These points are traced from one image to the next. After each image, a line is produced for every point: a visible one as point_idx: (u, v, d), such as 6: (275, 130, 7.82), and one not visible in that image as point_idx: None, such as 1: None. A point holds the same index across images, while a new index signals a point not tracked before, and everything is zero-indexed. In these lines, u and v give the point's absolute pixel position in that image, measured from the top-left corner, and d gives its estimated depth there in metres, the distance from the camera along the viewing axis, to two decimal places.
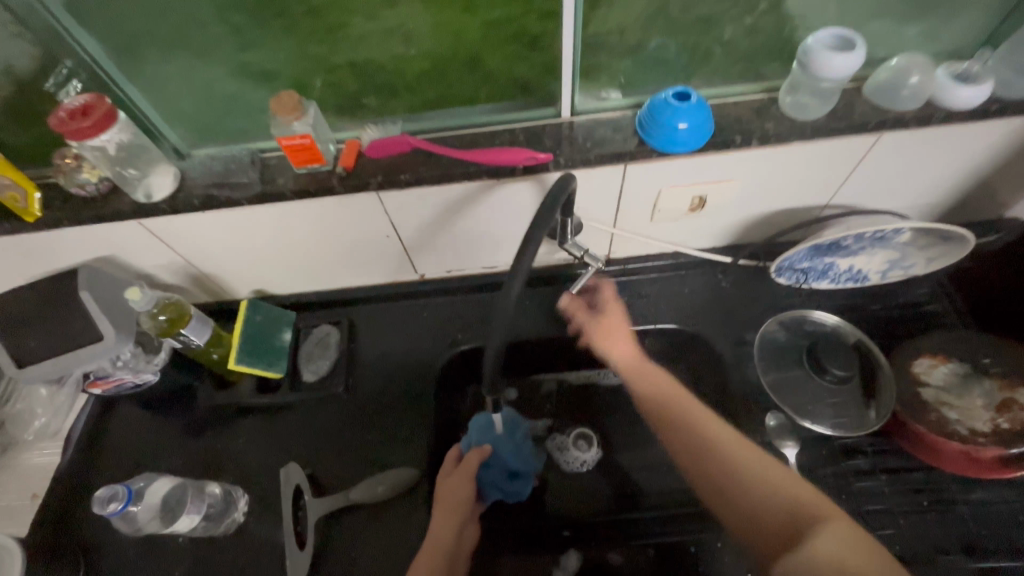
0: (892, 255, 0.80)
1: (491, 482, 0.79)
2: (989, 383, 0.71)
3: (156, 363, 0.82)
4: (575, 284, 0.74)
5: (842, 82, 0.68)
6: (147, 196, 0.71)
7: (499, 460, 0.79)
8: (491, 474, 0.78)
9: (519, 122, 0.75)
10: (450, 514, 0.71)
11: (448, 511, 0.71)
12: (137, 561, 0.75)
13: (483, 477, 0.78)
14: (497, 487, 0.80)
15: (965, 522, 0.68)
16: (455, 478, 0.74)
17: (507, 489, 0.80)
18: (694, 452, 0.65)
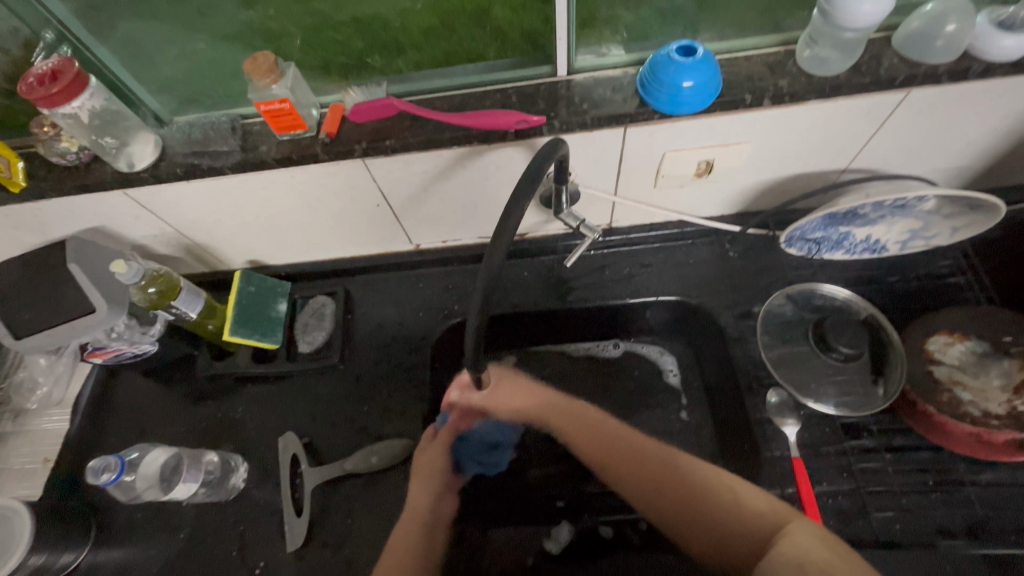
0: (913, 225, 0.75)
1: (468, 455, 0.82)
2: (1009, 364, 0.67)
3: (152, 333, 0.82)
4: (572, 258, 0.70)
5: (870, 31, 0.61)
6: (130, 165, 0.70)
7: (474, 434, 0.83)
8: (469, 448, 0.82)
9: (513, 82, 0.71)
10: (426, 482, 0.75)
11: (425, 480, 0.75)
12: (144, 522, 0.78)
13: (460, 453, 0.81)
14: (474, 459, 0.83)
15: (972, 503, 0.65)
16: (432, 449, 0.77)
17: (484, 459, 0.84)
18: (654, 480, 0.69)
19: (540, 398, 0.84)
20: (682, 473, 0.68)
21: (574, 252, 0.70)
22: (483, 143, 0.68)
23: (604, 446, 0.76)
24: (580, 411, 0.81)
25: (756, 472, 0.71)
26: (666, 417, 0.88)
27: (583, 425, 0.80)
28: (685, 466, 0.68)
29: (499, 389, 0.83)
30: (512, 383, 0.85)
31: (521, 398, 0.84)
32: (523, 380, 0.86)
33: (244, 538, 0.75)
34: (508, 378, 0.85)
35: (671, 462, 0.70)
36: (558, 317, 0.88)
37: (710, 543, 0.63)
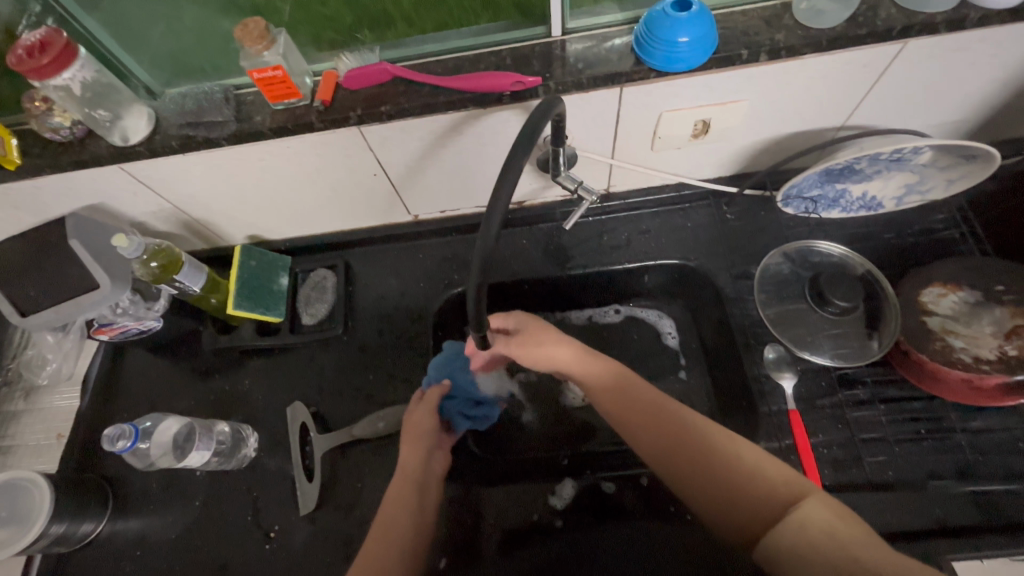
0: (909, 179, 0.75)
1: (457, 412, 0.81)
2: (1000, 311, 0.68)
3: (156, 309, 0.83)
4: (568, 222, 0.66)
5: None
6: (124, 139, 0.69)
7: (460, 391, 0.81)
8: (457, 405, 0.80)
9: (506, 43, 0.70)
10: (415, 442, 0.74)
11: (412, 440, 0.74)
12: (160, 492, 0.80)
13: (447, 411, 0.80)
14: (464, 415, 0.81)
15: (962, 449, 0.67)
16: (420, 409, 0.77)
17: (475, 416, 0.83)
18: (666, 438, 0.64)
19: (563, 351, 0.74)
20: (692, 433, 0.64)
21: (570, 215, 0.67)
22: (479, 107, 0.67)
23: (626, 398, 0.69)
24: (605, 367, 0.73)
25: (753, 426, 0.73)
26: (666, 379, 0.89)
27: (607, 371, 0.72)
28: (704, 425, 0.64)
29: (513, 344, 0.74)
30: (529, 336, 0.75)
31: (541, 358, 0.74)
32: (543, 331, 0.75)
33: (257, 504, 0.78)
34: (530, 327, 0.77)
35: (682, 418, 0.66)
36: (559, 284, 0.90)
37: (715, 506, 0.59)
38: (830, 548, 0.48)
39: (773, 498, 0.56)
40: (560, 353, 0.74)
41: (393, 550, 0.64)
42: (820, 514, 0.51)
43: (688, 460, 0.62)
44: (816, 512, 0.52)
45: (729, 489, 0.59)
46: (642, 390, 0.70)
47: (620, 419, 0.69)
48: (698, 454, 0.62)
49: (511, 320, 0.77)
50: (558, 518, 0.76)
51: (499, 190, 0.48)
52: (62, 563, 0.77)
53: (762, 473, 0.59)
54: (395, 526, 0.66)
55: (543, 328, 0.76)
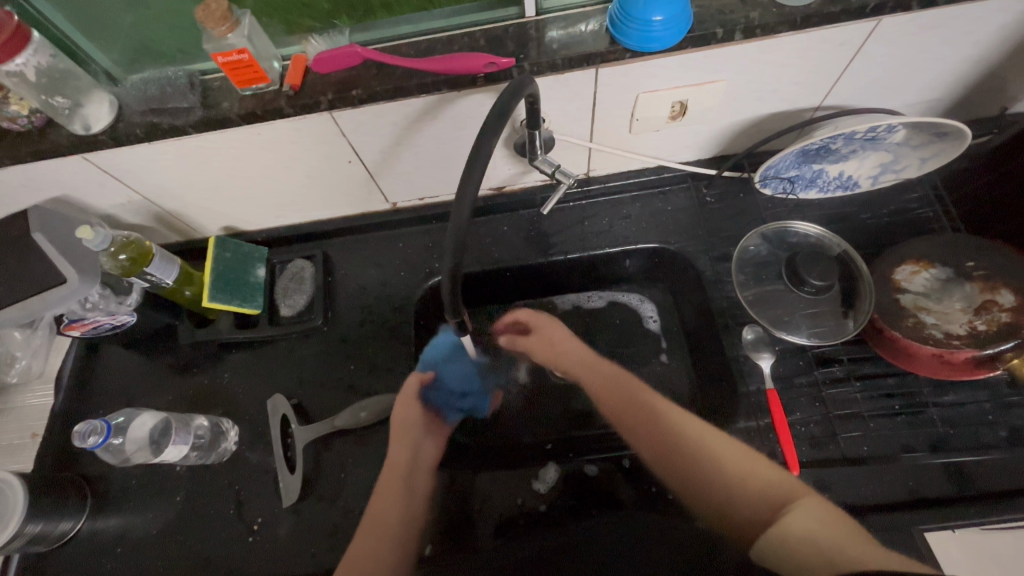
0: (883, 159, 0.76)
1: (445, 403, 0.82)
2: (970, 287, 0.68)
3: (129, 304, 0.81)
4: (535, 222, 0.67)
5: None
6: (85, 128, 0.67)
7: (447, 383, 0.81)
8: (444, 396, 0.81)
9: (480, 24, 0.68)
10: (400, 436, 0.74)
11: (400, 433, 0.75)
12: (140, 487, 0.79)
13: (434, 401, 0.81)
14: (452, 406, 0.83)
15: (935, 423, 0.69)
16: (404, 403, 0.76)
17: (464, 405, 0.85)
18: (659, 440, 0.67)
19: (574, 350, 0.82)
20: (689, 437, 0.66)
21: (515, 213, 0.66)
22: (452, 90, 0.66)
23: (619, 403, 0.73)
24: (601, 371, 0.78)
25: (732, 406, 0.74)
26: (647, 363, 0.89)
27: (602, 377, 0.77)
28: (691, 429, 0.67)
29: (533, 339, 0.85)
30: (546, 333, 0.84)
31: (550, 353, 0.84)
32: (562, 330, 0.85)
33: (240, 497, 0.77)
34: (544, 322, 0.86)
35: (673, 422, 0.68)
36: (541, 270, 0.89)
37: (712, 503, 0.62)
38: (808, 553, 0.51)
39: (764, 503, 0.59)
40: (570, 346, 0.82)
41: (383, 544, 0.65)
42: (803, 523, 0.54)
43: (677, 461, 0.65)
44: (799, 520, 0.54)
45: (719, 489, 0.62)
46: (634, 395, 0.73)
47: (617, 414, 0.73)
48: (687, 456, 0.65)
49: (533, 317, 0.86)
50: (543, 502, 0.75)
51: (472, 174, 0.47)
52: (40, 564, 0.76)
53: (751, 473, 0.61)
54: (384, 518, 0.67)
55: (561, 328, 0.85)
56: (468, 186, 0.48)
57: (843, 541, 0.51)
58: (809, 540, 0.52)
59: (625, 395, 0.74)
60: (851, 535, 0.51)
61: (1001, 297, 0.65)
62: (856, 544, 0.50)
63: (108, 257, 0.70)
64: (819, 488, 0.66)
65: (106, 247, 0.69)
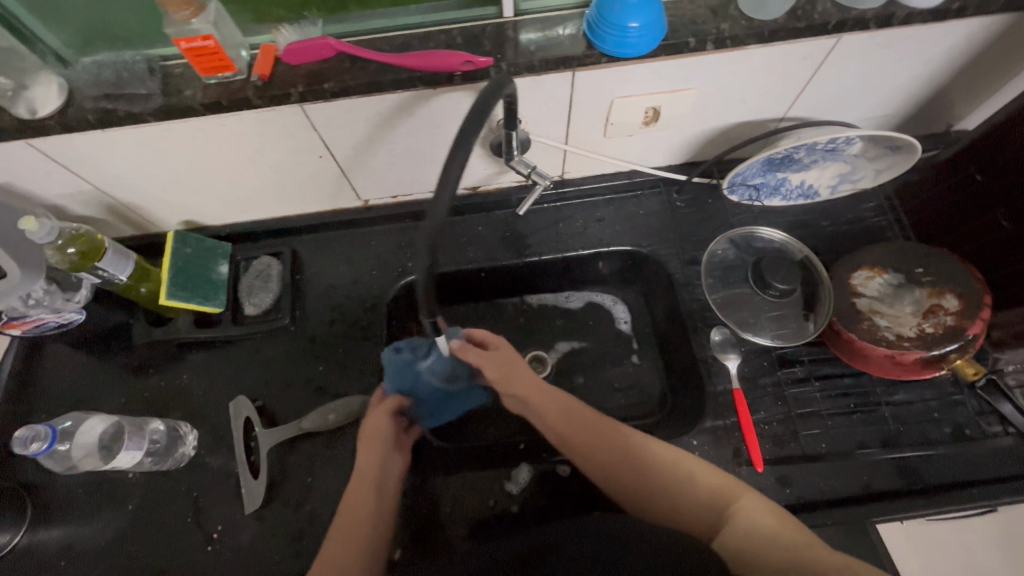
0: (842, 169, 0.79)
1: (430, 410, 0.81)
2: (919, 292, 0.68)
3: (77, 301, 0.75)
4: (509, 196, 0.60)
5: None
6: (32, 111, 0.63)
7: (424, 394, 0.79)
8: (427, 406, 0.80)
9: (458, 20, 0.68)
10: (371, 444, 0.71)
11: (371, 441, 0.71)
12: (88, 496, 0.75)
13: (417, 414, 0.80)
14: (439, 411, 0.82)
15: (886, 420, 0.73)
16: (376, 413, 0.73)
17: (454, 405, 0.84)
18: (633, 469, 0.69)
19: (532, 382, 0.75)
20: (645, 457, 0.69)
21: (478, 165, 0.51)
22: (429, 86, 0.65)
23: (594, 435, 0.72)
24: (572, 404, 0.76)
25: (700, 405, 0.76)
26: (619, 364, 0.90)
27: (577, 413, 0.74)
28: (657, 455, 0.69)
29: (488, 360, 0.76)
30: (505, 360, 0.76)
31: (505, 377, 0.75)
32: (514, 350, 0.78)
33: (199, 504, 0.74)
34: (505, 351, 0.78)
35: (643, 448, 0.70)
36: (515, 270, 0.89)
37: (687, 516, 0.65)
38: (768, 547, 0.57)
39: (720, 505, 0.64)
40: (528, 377, 0.76)
41: (357, 535, 0.63)
42: (755, 520, 0.60)
43: (652, 485, 0.67)
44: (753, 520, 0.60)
45: (686, 501, 0.65)
46: (606, 427, 0.73)
47: (590, 451, 0.71)
48: (662, 480, 0.67)
49: (493, 337, 0.79)
50: (513, 504, 0.75)
51: (448, 173, 0.47)
52: None
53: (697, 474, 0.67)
54: (358, 511, 0.65)
55: (511, 352, 0.78)
56: (444, 186, 0.47)
57: (788, 532, 0.58)
58: (770, 540, 0.58)
59: (595, 425, 0.72)
60: (796, 531, 0.58)
61: (947, 301, 0.66)
62: (805, 543, 0.57)
63: (55, 250, 0.65)
64: (780, 484, 0.69)
65: (53, 240, 0.65)
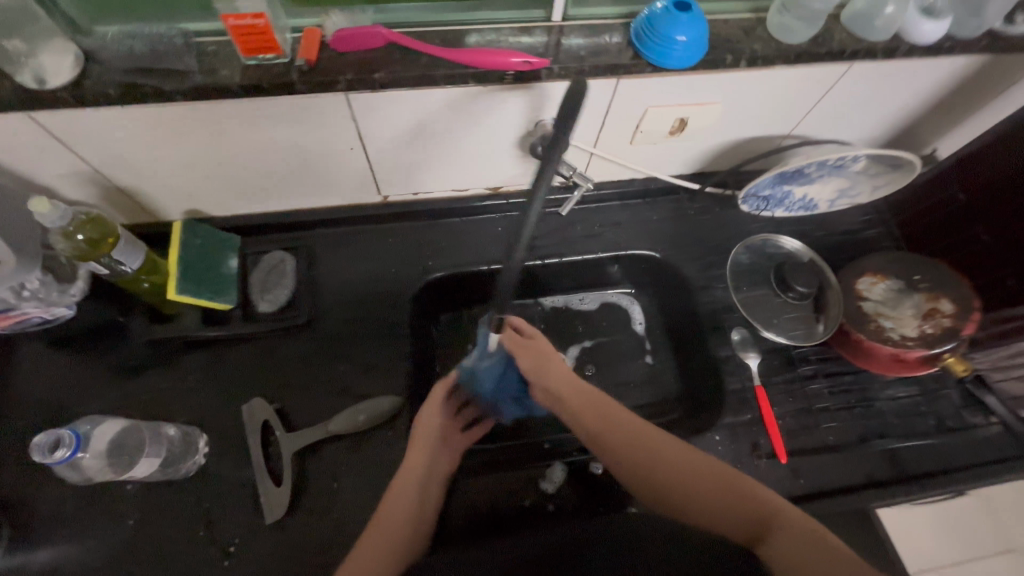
0: (843, 184, 0.86)
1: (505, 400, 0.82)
2: (918, 297, 0.75)
3: (71, 295, 0.67)
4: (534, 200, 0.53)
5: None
6: (39, 81, 0.56)
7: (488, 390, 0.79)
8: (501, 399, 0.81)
9: (506, 21, 0.68)
10: (422, 439, 0.69)
11: (419, 437, 0.69)
12: (77, 512, 0.67)
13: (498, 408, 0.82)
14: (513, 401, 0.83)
15: (884, 414, 0.80)
16: (431, 409, 0.72)
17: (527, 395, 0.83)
18: (667, 470, 0.65)
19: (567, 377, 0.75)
20: (678, 459, 0.65)
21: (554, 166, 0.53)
22: (478, 83, 0.65)
23: (621, 434, 0.68)
24: (601, 401, 0.72)
25: (719, 402, 0.80)
26: (634, 364, 0.93)
27: (606, 411, 0.70)
28: (695, 460, 0.65)
29: (522, 345, 0.76)
30: (540, 351, 0.75)
31: (537, 366, 0.74)
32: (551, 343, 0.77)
33: (210, 516, 0.68)
34: (537, 346, 0.76)
35: (678, 452, 0.66)
36: (536, 271, 0.91)
37: (721, 520, 0.60)
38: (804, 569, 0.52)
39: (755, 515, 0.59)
40: (559, 371, 0.74)
41: (392, 537, 0.60)
42: (790, 541, 0.55)
43: (687, 489, 0.63)
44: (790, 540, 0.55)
45: (719, 506, 0.62)
46: (640, 427, 0.69)
47: (620, 450, 0.67)
48: (698, 483, 0.63)
49: (530, 329, 0.78)
50: (551, 501, 0.74)
51: None
52: None
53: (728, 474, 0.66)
54: (397, 512, 0.62)
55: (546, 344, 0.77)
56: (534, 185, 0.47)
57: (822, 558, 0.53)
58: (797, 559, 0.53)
59: (627, 423, 0.69)
60: (832, 557, 0.53)
61: (942, 305, 0.74)
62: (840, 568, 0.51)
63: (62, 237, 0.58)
64: (796, 475, 0.74)
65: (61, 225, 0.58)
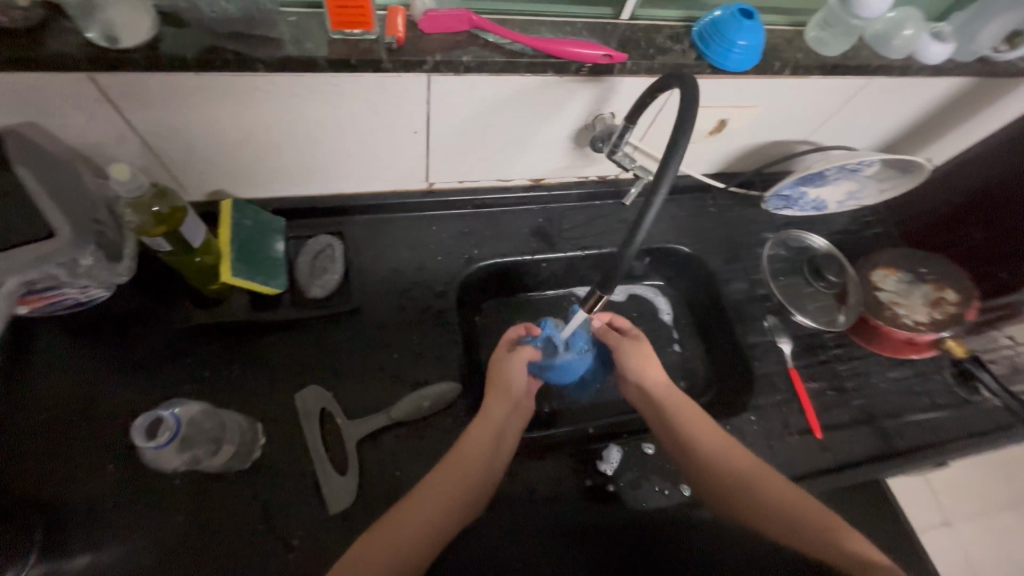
0: (852, 187, 0.95)
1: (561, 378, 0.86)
2: (926, 288, 0.90)
3: (117, 275, 0.68)
4: (650, 216, 0.51)
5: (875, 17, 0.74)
6: (110, 38, 0.52)
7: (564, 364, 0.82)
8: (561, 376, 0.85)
9: (578, 16, 0.70)
10: (501, 394, 0.73)
11: (497, 388, 0.73)
12: (119, 510, 0.62)
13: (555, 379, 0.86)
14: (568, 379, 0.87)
15: (898, 394, 0.88)
16: (512, 362, 0.76)
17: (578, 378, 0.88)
18: (727, 472, 0.69)
19: (661, 379, 0.77)
20: (736, 466, 0.69)
21: (671, 162, 0.51)
22: (555, 73, 0.67)
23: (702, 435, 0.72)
24: (690, 406, 0.75)
25: (751, 386, 0.86)
26: (665, 352, 0.97)
27: (692, 415, 0.74)
28: (756, 472, 0.69)
29: (624, 341, 0.80)
30: (640, 347, 0.79)
31: (636, 361, 0.78)
32: (653, 348, 0.79)
33: (269, 510, 0.64)
34: (639, 344, 0.79)
35: (741, 463, 0.70)
36: (574, 263, 0.93)
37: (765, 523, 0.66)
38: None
39: (808, 530, 0.64)
40: (653, 367, 0.78)
41: (447, 491, 0.63)
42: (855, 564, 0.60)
43: (745, 488, 0.68)
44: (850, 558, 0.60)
45: (778, 512, 0.65)
46: (715, 437, 0.72)
47: (694, 452, 0.71)
48: (751, 486, 0.68)
49: (634, 329, 0.82)
50: (611, 483, 0.75)
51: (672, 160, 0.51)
52: None
53: (789, 495, 0.67)
54: (468, 462, 0.66)
55: (647, 347, 0.79)
56: (670, 174, 0.50)
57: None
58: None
59: (698, 422, 0.73)
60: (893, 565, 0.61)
61: (946, 294, 0.89)
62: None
63: (136, 208, 0.59)
64: (826, 450, 0.81)
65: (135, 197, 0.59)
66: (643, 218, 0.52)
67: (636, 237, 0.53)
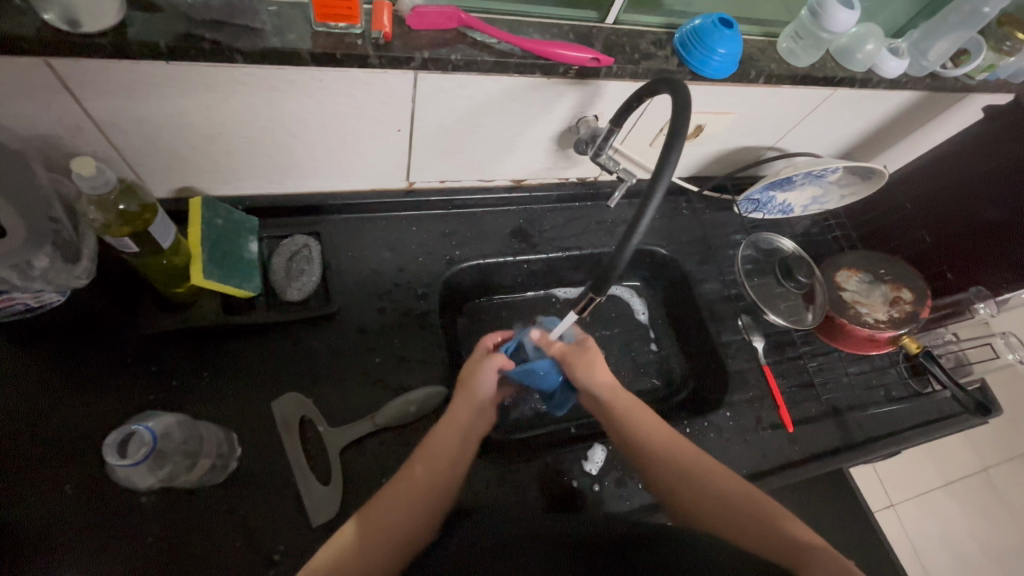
0: (816, 191, 1.01)
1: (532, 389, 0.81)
2: (885, 288, 0.95)
3: (75, 276, 0.62)
4: (648, 216, 0.50)
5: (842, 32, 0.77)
6: (72, 21, 0.48)
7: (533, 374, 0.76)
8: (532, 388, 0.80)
9: (565, 18, 0.71)
10: (466, 392, 0.69)
11: (463, 386, 0.70)
12: (81, 530, 0.57)
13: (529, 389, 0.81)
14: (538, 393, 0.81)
15: (858, 388, 0.93)
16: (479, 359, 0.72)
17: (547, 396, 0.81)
18: (689, 477, 0.66)
19: (608, 387, 0.73)
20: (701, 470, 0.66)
21: (669, 156, 0.52)
22: (543, 74, 0.67)
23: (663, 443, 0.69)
24: (649, 416, 0.72)
25: (726, 382, 0.89)
26: (642, 351, 1.00)
27: (653, 424, 0.71)
28: (723, 477, 0.65)
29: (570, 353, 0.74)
30: (586, 355, 0.74)
31: (584, 371, 0.73)
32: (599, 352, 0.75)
33: (250, 524, 0.61)
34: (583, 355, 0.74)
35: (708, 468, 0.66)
36: (555, 264, 0.93)
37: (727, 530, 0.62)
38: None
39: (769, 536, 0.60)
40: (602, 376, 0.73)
41: (418, 490, 0.60)
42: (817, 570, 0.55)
43: (705, 494, 0.64)
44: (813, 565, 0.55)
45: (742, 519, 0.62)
46: (683, 446, 0.69)
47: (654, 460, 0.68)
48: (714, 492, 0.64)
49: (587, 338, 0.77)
50: (596, 483, 0.75)
51: (668, 160, 0.51)
52: None
53: (751, 498, 0.63)
54: (439, 461, 0.63)
55: (597, 356, 0.75)
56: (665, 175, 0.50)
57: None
58: None
59: (654, 428, 0.70)
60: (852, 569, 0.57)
61: (902, 294, 0.94)
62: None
63: (100, 206, 0.56)
64: (797, 442, 0.85)
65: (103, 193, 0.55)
66: (640, 220, 0.51)
67: (632, 237, 0.51)
